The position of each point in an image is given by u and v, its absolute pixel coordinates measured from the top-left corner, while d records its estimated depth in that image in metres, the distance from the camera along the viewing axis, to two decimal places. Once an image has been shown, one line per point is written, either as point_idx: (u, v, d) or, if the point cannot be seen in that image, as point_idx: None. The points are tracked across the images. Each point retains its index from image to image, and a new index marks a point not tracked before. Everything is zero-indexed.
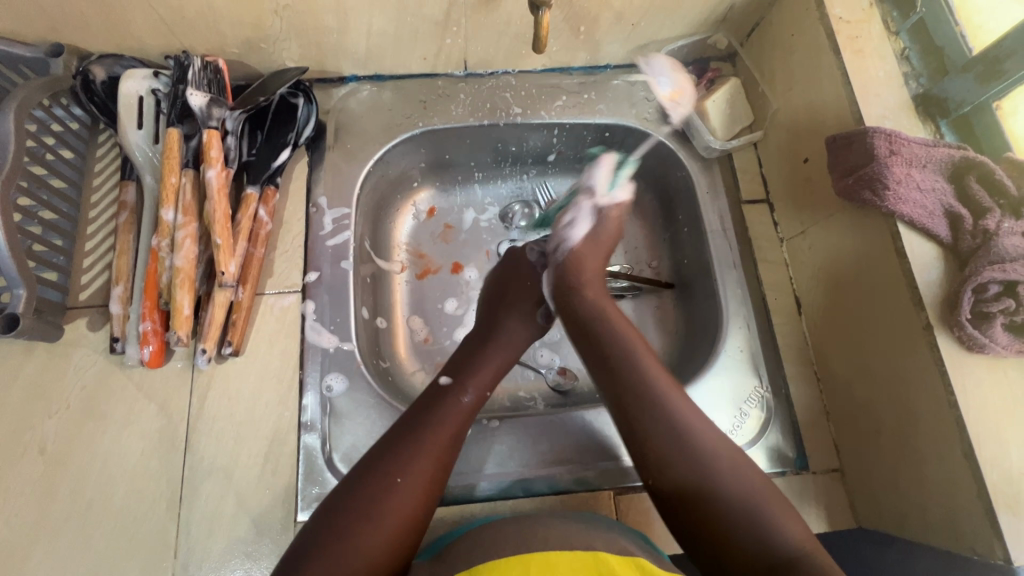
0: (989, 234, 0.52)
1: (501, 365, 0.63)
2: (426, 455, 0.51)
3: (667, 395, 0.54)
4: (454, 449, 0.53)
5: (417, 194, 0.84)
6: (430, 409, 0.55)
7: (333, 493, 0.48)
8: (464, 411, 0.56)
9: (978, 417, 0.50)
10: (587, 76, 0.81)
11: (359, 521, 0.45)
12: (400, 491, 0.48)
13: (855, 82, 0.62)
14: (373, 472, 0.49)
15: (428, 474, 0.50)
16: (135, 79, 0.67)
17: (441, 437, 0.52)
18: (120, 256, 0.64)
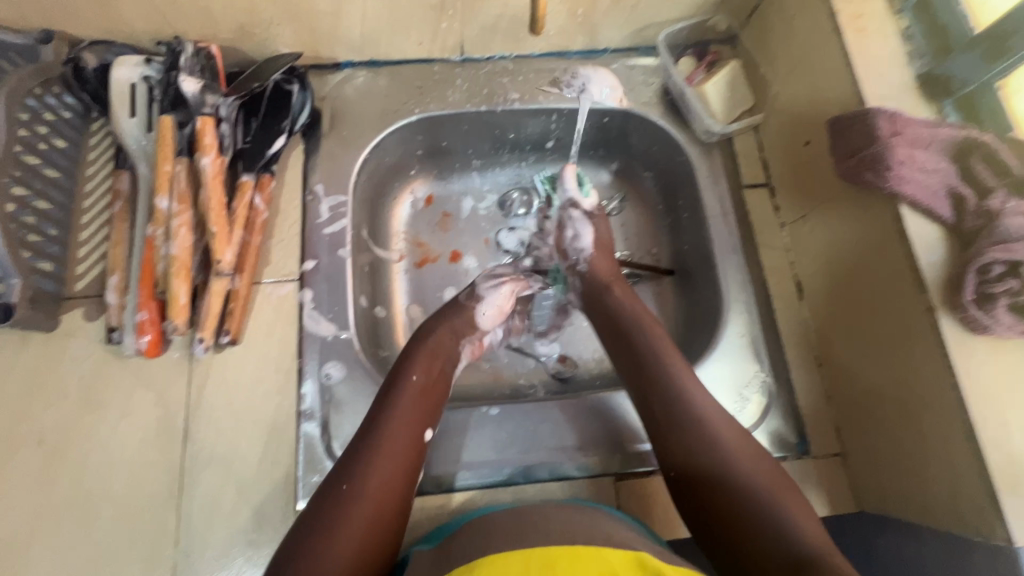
0: (992, 214, 0.51)
1: (438, 362, 0.62)
2: (368, 461, 0.50)
3: (693, 393, 0.58)
4: (395, 440, 0.53)
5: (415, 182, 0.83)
6: (368, 416, 0.55)
7: (296, 519, 0.48)
8: (398, 405, 0.55)
9: (981, 398, 0.50)
10: (585, 60, 0.80)
11: (315, 538, 0.45)
12: (346, 502, 0.48)
13: (857, 63, 0.61)
14: (322, 493, 0.49)
15: (374, 475, 0.49)
16: (126, 66, 0.66)
17: (379, 440, 0.52)
18: (116, 245, 0.64)
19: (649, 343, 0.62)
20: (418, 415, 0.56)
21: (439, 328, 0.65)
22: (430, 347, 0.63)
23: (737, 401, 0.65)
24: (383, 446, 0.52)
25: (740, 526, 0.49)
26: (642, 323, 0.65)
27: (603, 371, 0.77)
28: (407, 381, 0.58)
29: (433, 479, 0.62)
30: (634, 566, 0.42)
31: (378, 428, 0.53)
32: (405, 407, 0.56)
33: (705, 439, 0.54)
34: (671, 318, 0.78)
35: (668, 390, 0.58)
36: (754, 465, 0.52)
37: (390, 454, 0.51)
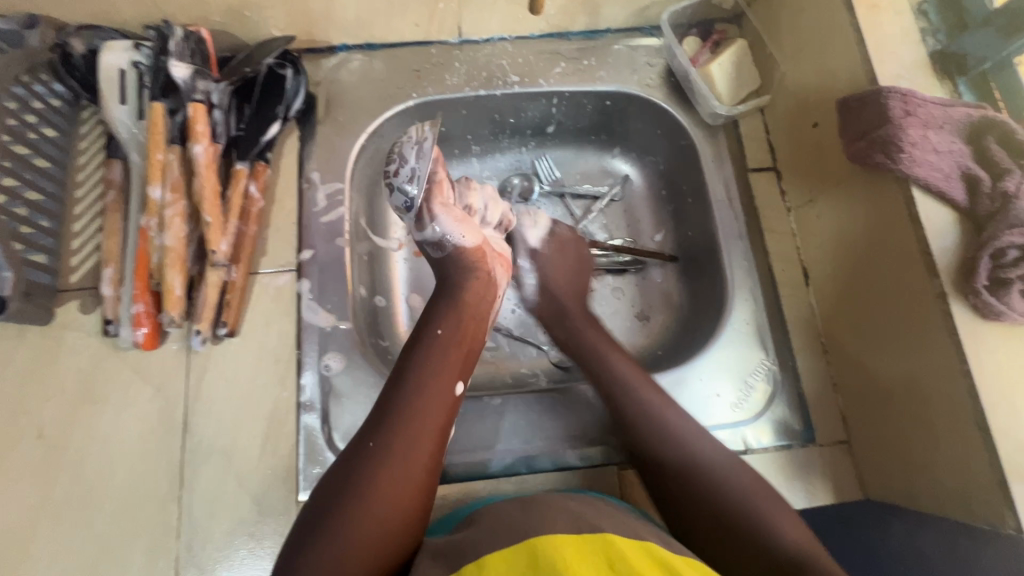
0: (1007, 197, 0.49)
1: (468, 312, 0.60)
2: (395, 416, 0.49)
3: (662, 405, 0.58)
4: (427, 393, 0.52)
5: (433, 193, 0.62)
6: (394, 372, 0.54)
7: (325, 476, 0.48)
8: (426, 360, 0.54)
9: (992, 385, 0.48)
10: (586, 40, 0.78)
11: (347, 499, 0.45)
12: (375, 458, 0.47)
13: (869, 39, 0.59)
14: (349, 450, 0.49)
15: (402, 429, 0.49)
16: (115, 51, 0.64)
17: (407, 394, 0.51)
18: (110, 237, 0.62)
19: (617, 373, 0.61)
20: (450, 367, 0.55)
21: (469, 283, 0.62)
22: (459, 303, 0.60)
23: (741, 389, 0.64)
24: (412, 402, 0.50)
25: (720, 526, 0.50)
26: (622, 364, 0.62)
27: None
28: (431, 335, 0.56)
29: None
30: (643, 553, 0.42)
31: (407, 382, 0.52)
32: (433, 360, 0.54)
33: (685, 452, 0.54)
34: (675, 305, 0.77)
35: (643, 416, 0.57)
36: (738, 470, 0.53)
37: (421, 408, 0.50)
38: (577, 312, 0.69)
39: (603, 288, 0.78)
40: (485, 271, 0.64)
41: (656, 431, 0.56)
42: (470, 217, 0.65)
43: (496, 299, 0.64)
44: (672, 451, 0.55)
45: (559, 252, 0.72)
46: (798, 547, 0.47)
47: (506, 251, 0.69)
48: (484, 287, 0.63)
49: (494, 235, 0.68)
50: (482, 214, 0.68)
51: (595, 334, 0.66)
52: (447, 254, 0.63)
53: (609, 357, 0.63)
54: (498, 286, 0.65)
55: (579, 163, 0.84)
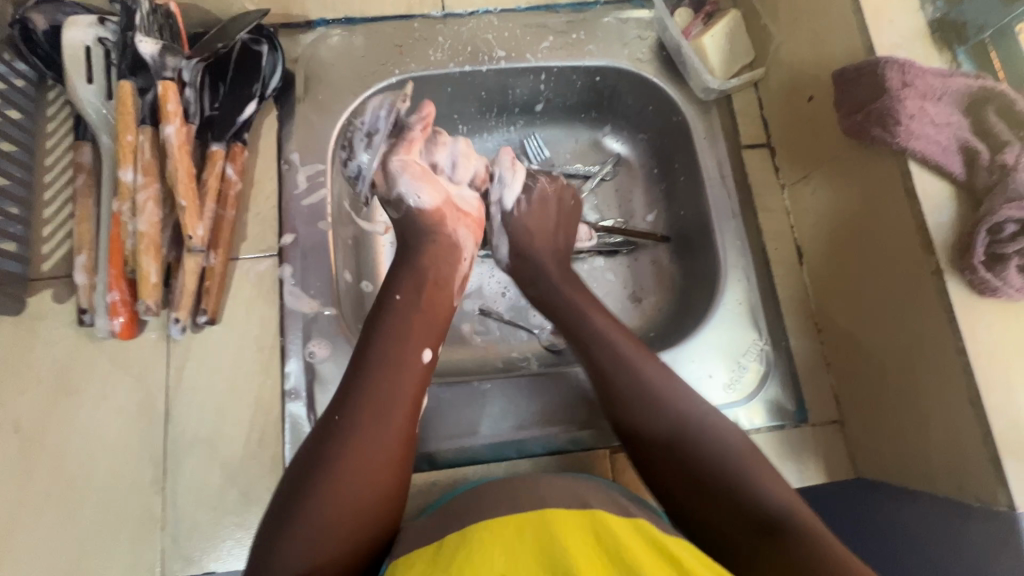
0: (1007, 169, 0.48)
1: (423, 279, 0.59)
2: (362, 386, 0.49)
3: (644, 368, 0.56)
4: (394, 361, 0.51)
5: (398, 149, 0.63)
6: (360, 343, 0.53)
7: (297, 456, 0.47)
8: (389, 329, 0.53)
9: (987, 361, 0.48)
10: (575, 13, 0.75)
11: (316, 476, 0.44)
12: (342, 432, 0.46)
13: (867, 7, 0.57)
14: (317, 428, 0.48)
15: (368, 401, 0.48)
16: (79, 27, 0.61)
17: (373, 364, 0.50)
18: (82, 223, 0.60)
19: (596, 330, 0.59)
20: (412, 331, 0.54)
21: (422, 249, 0.61)
22: (422, 269, 0.59)
23: (734, 370, 0.64)
24: (376, 371, 0.50)
25: (709, 493, 0.49)
26: (605, 332, 0.59)
27: None
28: (391, 302, 0.56)
29: (424, 455, 0.60)
30: (634, 530, 0.41)
31: (374, 350, 0.52)
32: (397, 328, 0.54)
33: (659, 406, 0.53)
34: (668, 285, 0.76)
35: (620, 372, 0.56)
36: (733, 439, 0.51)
37: (386, 375, 0.50)
38: (556, 271, 0.67)
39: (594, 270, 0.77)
40: (445, 236, 0.62)
41: (627, 385, 0.55)
42: (435, 174, 0.64)
43: (458, 263, 0.63)
44: (649, 404, 0.53)
45: (538, 208, 0.69)
46: (785, 510, 0.46)
47: (478, 211, 0.66)
48: (447, 251, 0.62)
49: (464, 193, 0.66)
50: (451, 172, 0.66)
51: (577, 293, 0.64)
52: (404, 213, 0.63)
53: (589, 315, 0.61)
54: (466, 250, 0.64)
55: (569, 142, 0.82)
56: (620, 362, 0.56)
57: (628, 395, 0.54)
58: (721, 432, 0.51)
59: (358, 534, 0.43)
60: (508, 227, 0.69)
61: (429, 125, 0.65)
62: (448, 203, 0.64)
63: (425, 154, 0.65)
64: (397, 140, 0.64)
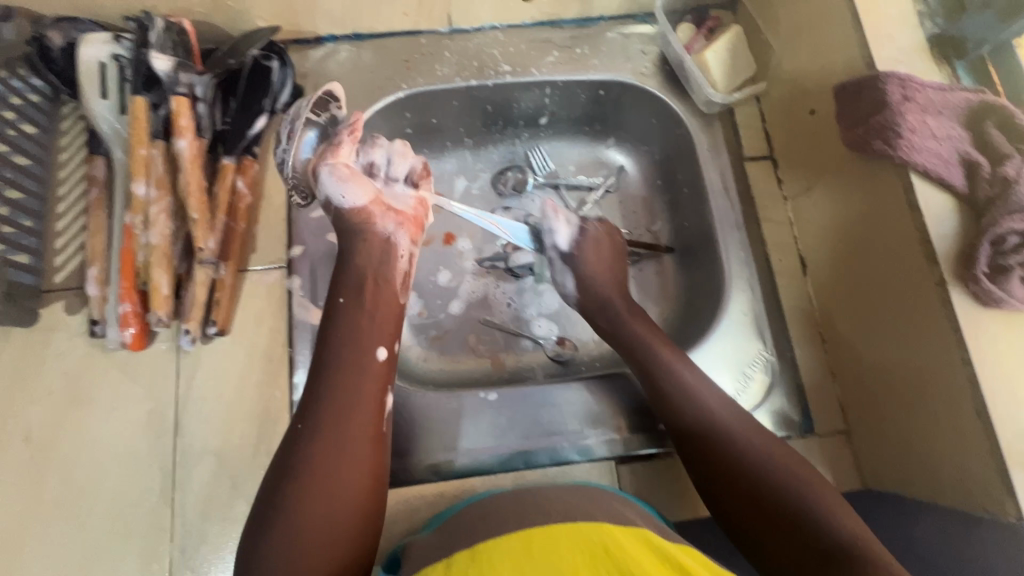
0: (1007, 182, 0.49)
1: (371, 275, 0.56)
2: (320, 395, 0.49)
3: (705, 395, 0.57)
4: (350, 368, 0.50)
5: (326, 153, 0.58)
6: (314, 354, 0.52)
7: (270, 472, 0.48)
8: (341, 334, 0.52)
9: (993, 372, 0.48)
10: (579, 28, 0.76)
11: (285, 492, 0.45)
12: (305, 443, 0.46)
13: (867, 24, 0.58)
14: (284, 442, 0.48)
15: (324, 412, 0.48)
16: (94, 44, 0.62)
17: (327, 371, 0.50)
18: (94, 235, 0.61)
19: (656, 356, 0.60)
20: (362, 333, 0.53)
21: (361, 242, 0.57)
22: (366, 264, 0.57)
23: (740, 380, 0.64)
24: (330, 381, 0.49)
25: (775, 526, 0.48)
26: (666, 359, 0.60)
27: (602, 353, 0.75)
28: (339, 306, 0.54)
29: (431, 466, 0.61)
30: (640, 540, 0.41)
31: (328, 358, 0.51)
32: (348, 332, 0.53)
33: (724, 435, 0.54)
34: (672, 296, 0.76)
35: (672, 384, 0.58)
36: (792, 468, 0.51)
37: (341, 381, 0.49)
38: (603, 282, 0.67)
39: None
40: (374, 233, 0.58)
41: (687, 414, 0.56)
42: (363, 174, 0.59)
43: (395, 261, 0.58)
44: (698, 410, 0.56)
45: (595, 250, 0.68)
46: (852, 539, 0.44)
47: (414, 208, 0.60)
48: (382, 246, 0.58)
49: (398, 192, 0.60)
50: (385, 170, 0.60)
51: (637, 318, 0.64)
52: (333, 214, 0.58)
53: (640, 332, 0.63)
54: (398, 246, 0.58)
55: (573, 154, 0.83)
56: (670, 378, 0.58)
57: (682, 408, 0.57)
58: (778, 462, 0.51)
59: (333, 543, 0.43)
60: (574, 267, 0.68)
61: (359, 131, 0.59)
62: (379, 202, 0.59)
63: (359, 153, 0.59)
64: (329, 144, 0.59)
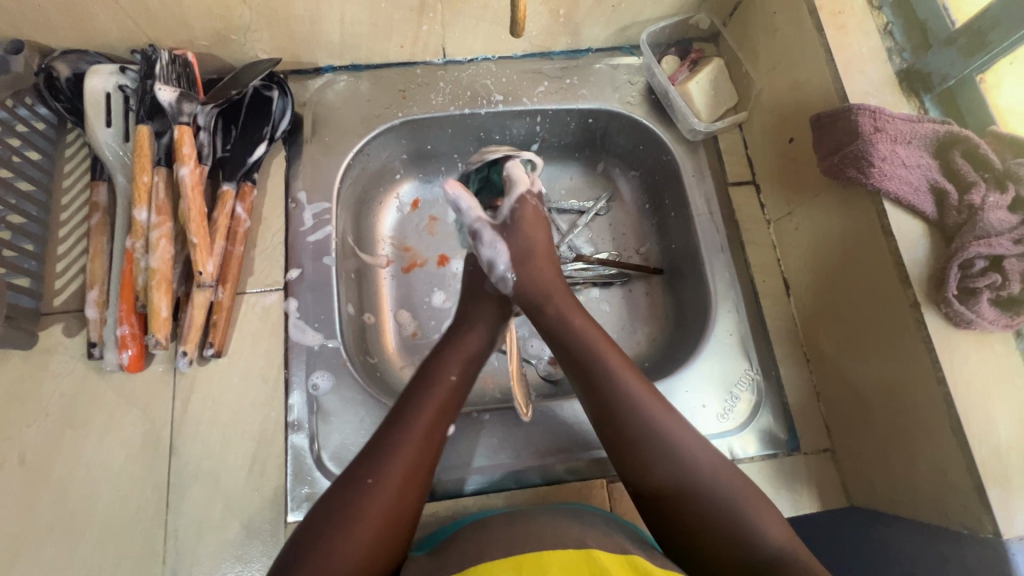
0: (974, 209, 0.51)
1: (468, 360, 0.60)
2: (399, 453, 0.49)
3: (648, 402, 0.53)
4: (431, 437, 0.53)
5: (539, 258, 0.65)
6: (397, 409, 0.53)
7: (311, 509, 0.47)
8: (429, 402, 0.54)
9: (966, 390, 0.50)
10: (568, 60, 0.80)
11: (336, 531, 0.44)
12: (373, 497, 0.47)
13: (839, 59, 0.61)
14: (343, 483, 0.48)
15: (403, 470, 0.49)
16: (101, 75, 0.64)
17: (410, 434, 0.51)
18: (95, 259, 0.62)
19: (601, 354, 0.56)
20: (445, 408, 0.55)
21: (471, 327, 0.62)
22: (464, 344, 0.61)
23: (726, 400, 0.65)
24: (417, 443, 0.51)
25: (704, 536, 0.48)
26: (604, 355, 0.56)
27: None
28: (445, 381, 0.56)
29: None
30: (627, 567, 0.43)
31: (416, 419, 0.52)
32: (442, 405, 0.55)
33: (662, 445, 0.51)
34: (661, 316, 0.78)
35: (614, 397, 0.54)
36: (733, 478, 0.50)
37: (423, 448, 0.51)
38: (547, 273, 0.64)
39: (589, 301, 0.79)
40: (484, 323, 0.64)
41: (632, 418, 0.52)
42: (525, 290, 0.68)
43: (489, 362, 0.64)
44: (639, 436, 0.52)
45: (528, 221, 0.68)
46: (782, 550, 0.45)
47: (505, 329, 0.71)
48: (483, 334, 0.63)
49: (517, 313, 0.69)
50: None
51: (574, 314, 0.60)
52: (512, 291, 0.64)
53: (596, 344, 0.57)
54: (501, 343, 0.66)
55: (564, 178, 0.86)
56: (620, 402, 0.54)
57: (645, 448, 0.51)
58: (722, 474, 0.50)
59: None
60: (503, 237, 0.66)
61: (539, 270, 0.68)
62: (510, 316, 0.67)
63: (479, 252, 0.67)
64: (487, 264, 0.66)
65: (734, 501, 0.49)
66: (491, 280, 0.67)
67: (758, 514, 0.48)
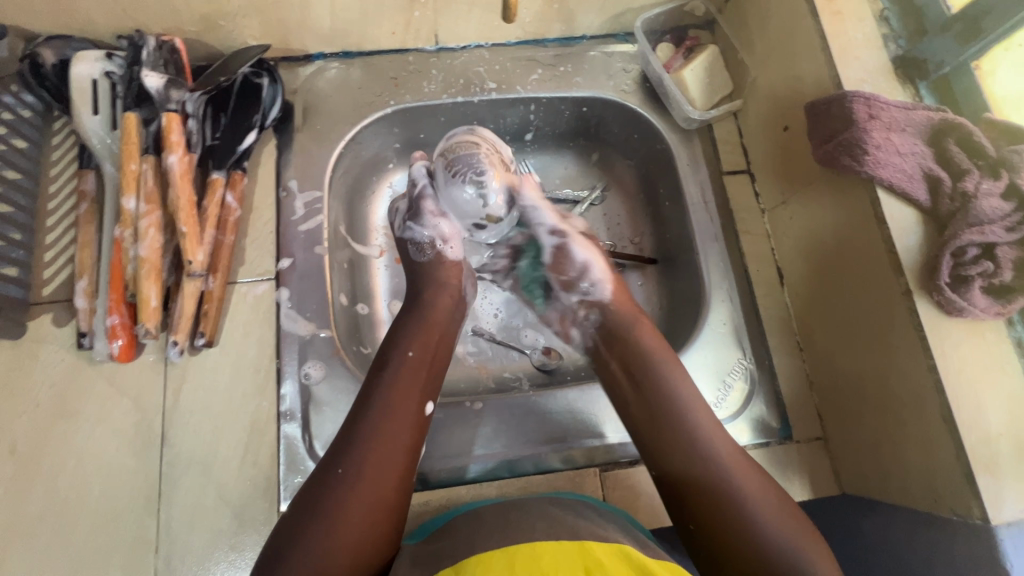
0: (967, 197, 0.51)
1: (434, 336, 0.60)
2: (366, 441, 0.49)
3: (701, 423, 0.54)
4: (397, 415, 0.52)
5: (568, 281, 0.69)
6: (362, 394, 0.53)
7: (292, 503, 0.48)
8: (393, 381, 0.54)
9: (956, 378, 0.50)
10: (562, 47, 0.79)
11: (311, 526, 0.45)
12: (343, 488, 0.46)
13: (834, 45, 0.60)
14: (317, 478, 0.48)
15: (370, 454, 0.48)
16: (87, 61, 0.63)
17: (376, 419, 0.51)
18: (83, 248, 0.62)
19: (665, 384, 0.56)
20: (414, 385, 0.55)
21: (435, 304, 0.63)
22: (430, 322, 0.61)
23: (719, 389, 0.65)
24: (384, 426, 0.50)
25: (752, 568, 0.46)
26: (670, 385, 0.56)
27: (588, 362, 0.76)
28: (403, 357, 0.56)
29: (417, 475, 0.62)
30: (619, 556, 0.43)
31: (377, 400, 0.52)
32: (404, 384, 0.54)
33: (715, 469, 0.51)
34: (656, 306, 0.78)
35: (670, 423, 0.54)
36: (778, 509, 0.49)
37: (391, 429, 0.50)
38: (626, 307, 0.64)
39: None
40: (446, 292, 0.64)
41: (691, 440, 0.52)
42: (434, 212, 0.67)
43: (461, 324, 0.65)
44: (679, 440, 0.53)
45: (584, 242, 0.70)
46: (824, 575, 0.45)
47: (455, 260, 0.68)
48: (452, 307, 0.64)
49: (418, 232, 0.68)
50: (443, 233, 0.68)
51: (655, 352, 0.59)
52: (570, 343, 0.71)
53: (657, 363, 0.58)
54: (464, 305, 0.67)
55: (559, 168, 0.85)
56: (663, 404, 0.55)
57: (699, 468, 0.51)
58: (774, 509, 0.49)
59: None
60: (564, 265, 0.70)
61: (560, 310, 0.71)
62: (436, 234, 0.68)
63: (574, 292, 0.68)
64: (587, 297, 0.67)
65: (780, 535, 0.47)
66: (414, 249, 0.68)
67: (799, 543, 0.47)
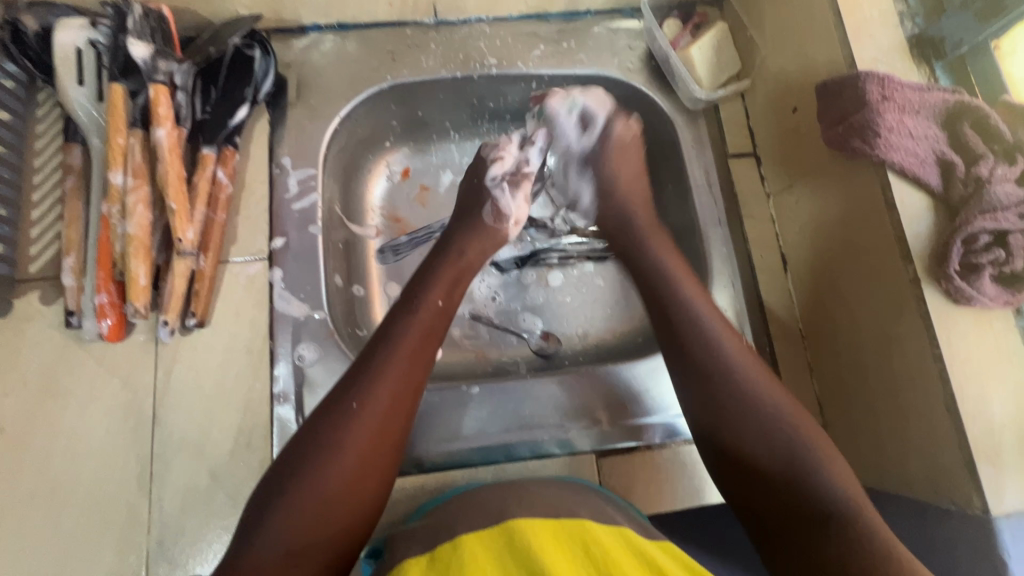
0: (981, 181, 0.50)
1: (451, 282, 0.60)
2: (382, 375, 0.48)
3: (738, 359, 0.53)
4: (415, 356, 0.51)
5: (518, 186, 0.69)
6: (381, 331, 0.53)
7: (300, 427, 0.47)
8: (415, 322, 0.53)
9: (961, 367, 0.49)
10: (566, 22, 0.76)
11: (316, 453, 0.44)
12: (355, 417, 0.46)
13: (848, 22, 0.58)
14: (329, 407, 0.47)
15: (384, 389, 0.48)
16: (70, 29, 0.60)
17: (393, 356, 0.50)
18: (70, 224, 0.60)
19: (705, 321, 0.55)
20: (432, 329, 0.54)
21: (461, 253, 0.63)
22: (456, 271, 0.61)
23: None
24: (400, 363, 0.50)
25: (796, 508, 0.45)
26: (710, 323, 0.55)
27: (587, 347, 0.75)
28: (431, 303, 0.56)
29: (413, 459, 0.61)
30: (617, 537, 0.42)
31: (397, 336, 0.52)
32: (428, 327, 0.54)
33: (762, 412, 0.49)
34: None
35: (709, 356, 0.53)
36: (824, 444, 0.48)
37: (407, 368, 0.50)
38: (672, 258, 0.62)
39: (583, 275, 0.78)
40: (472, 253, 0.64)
41: (731, 378, 0.52)
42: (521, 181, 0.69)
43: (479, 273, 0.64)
44: (733, 396, 0.51)
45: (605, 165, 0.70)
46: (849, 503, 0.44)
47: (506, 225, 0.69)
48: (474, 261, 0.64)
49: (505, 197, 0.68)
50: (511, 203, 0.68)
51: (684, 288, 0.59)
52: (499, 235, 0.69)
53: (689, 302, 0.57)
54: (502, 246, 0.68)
55: None
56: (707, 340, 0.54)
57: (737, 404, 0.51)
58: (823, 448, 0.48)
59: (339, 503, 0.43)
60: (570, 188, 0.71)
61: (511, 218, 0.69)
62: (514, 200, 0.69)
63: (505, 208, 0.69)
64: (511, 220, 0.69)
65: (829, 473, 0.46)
66: (491, 209, 0.68)
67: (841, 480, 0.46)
